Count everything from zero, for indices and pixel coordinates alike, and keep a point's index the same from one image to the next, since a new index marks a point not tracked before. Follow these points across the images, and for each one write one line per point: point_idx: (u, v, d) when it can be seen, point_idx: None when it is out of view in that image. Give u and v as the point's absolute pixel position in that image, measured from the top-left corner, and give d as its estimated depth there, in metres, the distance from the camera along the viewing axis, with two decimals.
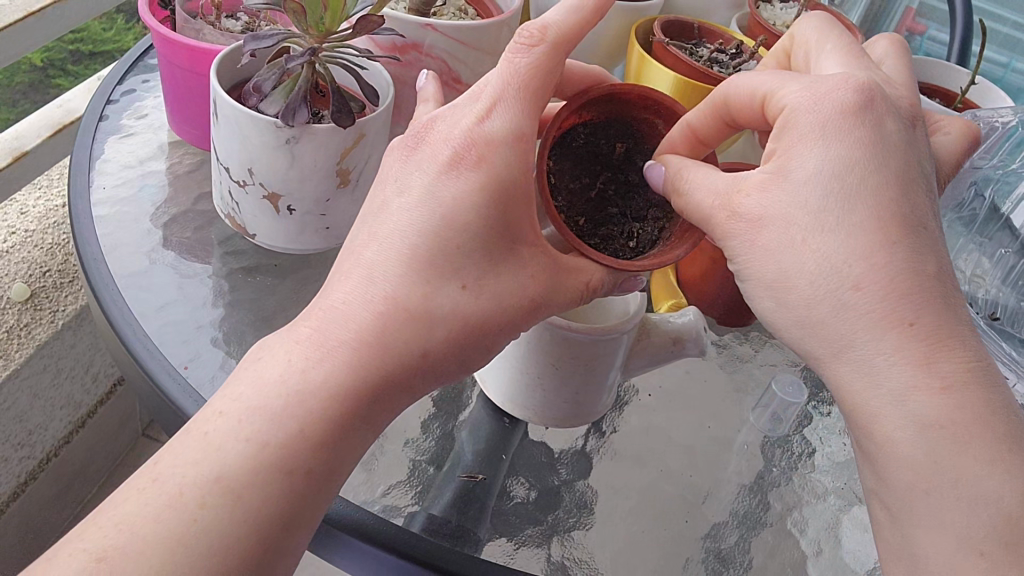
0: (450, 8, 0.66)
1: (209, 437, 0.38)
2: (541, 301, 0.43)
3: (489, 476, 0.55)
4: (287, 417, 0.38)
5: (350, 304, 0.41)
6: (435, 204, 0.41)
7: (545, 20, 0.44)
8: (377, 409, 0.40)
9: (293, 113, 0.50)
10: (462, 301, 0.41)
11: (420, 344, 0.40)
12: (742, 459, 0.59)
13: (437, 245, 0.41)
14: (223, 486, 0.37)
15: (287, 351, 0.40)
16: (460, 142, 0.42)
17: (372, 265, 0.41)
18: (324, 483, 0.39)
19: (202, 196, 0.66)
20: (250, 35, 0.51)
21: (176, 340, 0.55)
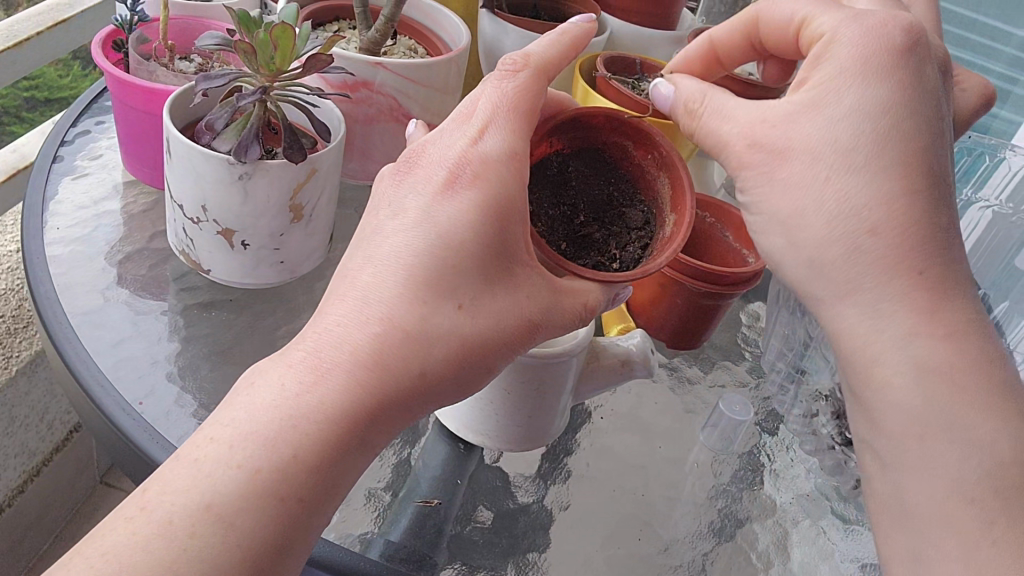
0: (400, 46, 0.68)
1: (198, 463, 0.38)
2: (539, 320, 0.45)
3: (445, 501, 0.55)
4: (281, 443, 0.38)
5: (345, 327, 0.41)
6: (432, 224, 0.43)
7: (528, 51, 0.47)
8: (373, 433, 0.41)
9: (245, 149, 0.51)
10: (460, 321, 0.42)
11: (419, 364, 0.41)
12: (694, 479, 0.61)
13: (432, 265, 0.42)
14: (214, 512, 0.37)
15: (281, 375, 0.40)
16: (453, 163, 0.44)
17: (368, 287, 0.42)
18: (317, 512, 0.39)
19: (156, 234, 0.67)
20: (201, 75, 0.52)
21: (130, 376, 0.55)
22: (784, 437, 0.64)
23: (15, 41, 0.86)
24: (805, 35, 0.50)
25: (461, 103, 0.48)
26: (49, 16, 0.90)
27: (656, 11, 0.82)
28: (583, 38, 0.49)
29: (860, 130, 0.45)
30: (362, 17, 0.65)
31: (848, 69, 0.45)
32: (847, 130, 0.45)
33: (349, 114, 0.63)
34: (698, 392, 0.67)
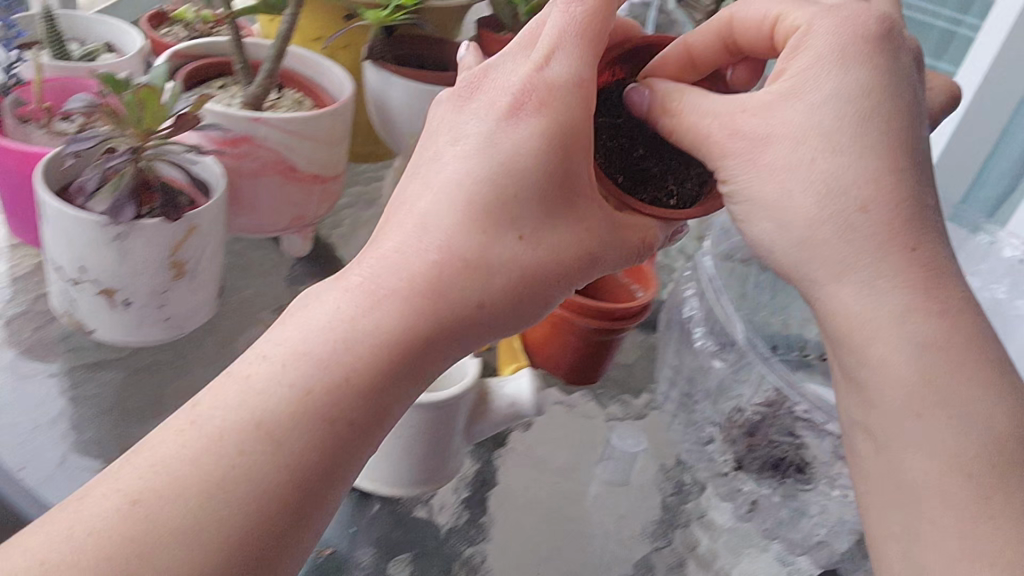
0: (287, 99, 0.68)
1: (250, 381, 0.38)
2: (597, 252, 0.46)
3: (343, 549, 0.55)
4: (337, 365, 0.38)
5: (404, 253, 0.41)
6: (492, 149, 0.43)
7: (550, 34, 0.45)
8: (428, 361, 0.40)
9: (118, 210, 0.51)
10: (519, 249, 0.42)
11: (477, 292, 0.41)
12: (594, 513, 0.62)
13: (489, 191, 0.42)
14: (264, 432, 0.36)
15: (339, 297, 0.40)
16: (520, 89, 0.44)
17: (423, 215, 0.42)
18: (363, 444, 0.38)
19: (35, 294, 0.65)
20: (69, 138, 0.52)
21: (11, 444, 0.53)
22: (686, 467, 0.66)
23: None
24: (781, 28, 0.49)
25: (493, 78, 0.45)
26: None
27: None
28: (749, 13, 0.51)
29: (844, 161, 0.45)
30: (243, 71, 0.66)
31: (827, 52, 0.46)
32: (832, 112, 0.45)
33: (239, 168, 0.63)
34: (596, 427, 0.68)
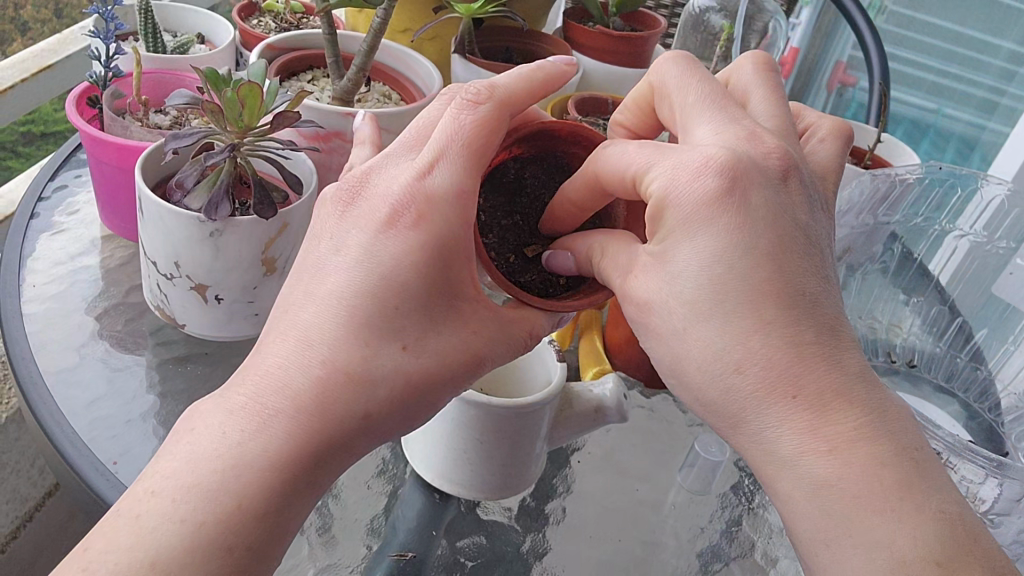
0: (374, 93, 0.73)
1: (142, 520, 0.37)
2: (486, 351, 0.42)
3: (421, 554, 0.53)
4: (207, 523, 0.36)
5: (286, 369, 0.39)
6: (372, 263, 0.40)
7: (429, 186, 0.41)
8: (319, 476, 0.39)
9: (215, 208, 0.51)
10: (401, 362, 0.39)
11: (361, 406, 0.39)
12: (674, 521, 0.59)
13: (298, 395, 0.38)
14: (158, 569, 0.35)
15: (222, 423, 0.39)
16: (398, 200, 0.41)
17: (309, 328, 0.40)
18: (269, 554, 0.38)
19: (134, 287, 0.67)
20: (171, 135, 0.52)
21: (105, 437, 0.55)
22: None
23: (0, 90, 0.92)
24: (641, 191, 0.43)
25: (410, 125, 0.45)
26: (32, 62, 0.95)
27: (628, 50, 0.82)
28: (549, 78, 0.46)
29: (697, 252, 0.40)
30: (334, 66, 0.68)
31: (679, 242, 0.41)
32: (707, 282, 0.40)
33: (324, 164, 0.64)
34: (677, 432, 0.66)
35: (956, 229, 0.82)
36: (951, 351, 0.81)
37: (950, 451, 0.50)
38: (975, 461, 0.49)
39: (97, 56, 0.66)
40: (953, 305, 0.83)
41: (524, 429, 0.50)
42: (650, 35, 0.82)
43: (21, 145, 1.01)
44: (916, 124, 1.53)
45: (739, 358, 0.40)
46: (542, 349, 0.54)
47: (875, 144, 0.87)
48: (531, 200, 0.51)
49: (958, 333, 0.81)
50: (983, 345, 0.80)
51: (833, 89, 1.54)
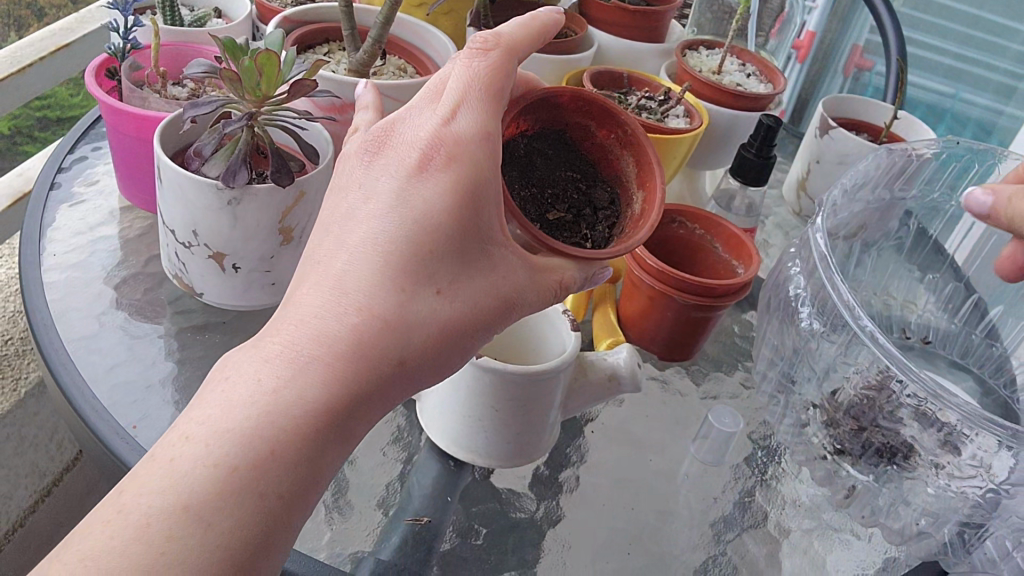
0: (390, 66, 0.73)
1: (174, 464, 0.37)
2: (513, 297, 0.44)
3: (436, 520, 0.54)
4: (245, 466, 0.37)
5: (321, 316, 0.39)
6: (405, 207, 0.40)
7: (457, 129, 0.41)
8: (353, 421, 0.40)
9: (233, 174, 0.52)
10: (436, 307, 0.41)
11: (398, 351, 0.40)
12: (686, 490, 0.60)
13: (337, 338, 0.39)
14: (191, 513, 0.36)
15: (256, 369, 0.39)
16: (426, 144, 0.41)
17: (343, 273, 0.40)
18: (300, 505, 0.38)
19: (152, 257, 0.68)
20: (189, 102, 0.53)
21: (125, 402, 0.56)
22: (776, 448, 0.64)
23: (18, 66, 0.93)
24: None
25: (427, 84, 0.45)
26: (51, 42, 0.97)
27: (644, 25, 0.82)
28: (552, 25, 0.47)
29: None
30: (350, 39, 0.68)
31: None
32: None
33: (340, 136, 0.65)
34: (690, 404, 0.67)
35: None
36: (966, 327, 0.81)
37: (967, 425, 0.50)
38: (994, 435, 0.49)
39: (115, 28, 0.67)
40: (968, 283, 0.82)
41: (539, 391, 0.50)
42: (665, 10, 0.82)
43: (37, 130, 1.04)
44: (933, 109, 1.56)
45: None
46: (555, 318, 0.54)
47: (892, 122, 0.86)
48: (542, 174, 0.51)
49: (973, 310, 0.81)
50: (997, 324, 0.79)
51: (850, 74, 1.60)
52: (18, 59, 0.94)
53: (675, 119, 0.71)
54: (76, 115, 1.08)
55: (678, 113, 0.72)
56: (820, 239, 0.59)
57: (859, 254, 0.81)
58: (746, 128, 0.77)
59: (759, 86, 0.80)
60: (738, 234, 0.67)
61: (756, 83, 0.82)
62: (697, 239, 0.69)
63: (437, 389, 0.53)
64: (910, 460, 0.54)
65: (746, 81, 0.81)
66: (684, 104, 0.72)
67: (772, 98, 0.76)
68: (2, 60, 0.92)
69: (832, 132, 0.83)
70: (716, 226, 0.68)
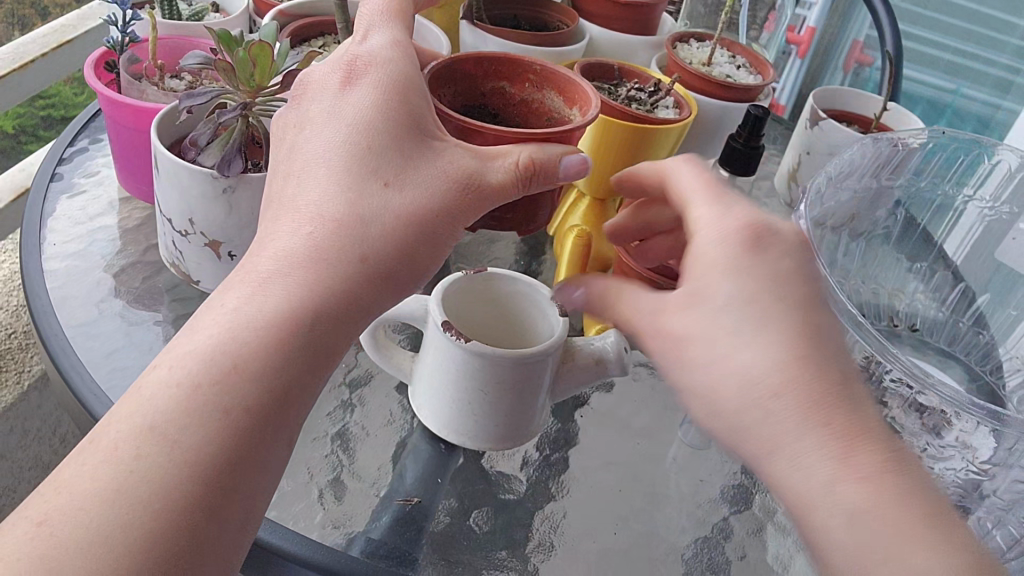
0: None
1: (140, 398, 0.39)
2: (468, 191, 0.47)
3: (426, 500, 0.55)
4: (210, 372, 0.39)
5: (284, 237, 0.44)
6: (345, 120, 0.48)
7: (370, 57, 0.51)
8: (323, 332, 0.43)
9: (228, 164, 0.53)
10: (387, 197, 0.45)
11: (358, 243, 0.44)
12: (675, 473, 0.61)
13: (302, 238, 0.44)
14: (156, 434, 0.37)
15: (224, 301, 0.43)
16: (348, 71, 0.50)
17: (300, 197, 0.45)
18: (272, 422, 0.40)
19: (150, 247, 0.69)
20: (186, 93, 0.54)
21: (123, 385, 0.58)
22: None
23: (20, 63, 0.94)
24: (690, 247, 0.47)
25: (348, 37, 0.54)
26: (53, 38, 0.98)
27: (635, 17, 0.83)
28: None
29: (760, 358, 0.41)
30: (344, 32, 0.69)
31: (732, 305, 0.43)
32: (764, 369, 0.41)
33: None
34: None
35: (964, 194, 0.82)
36: (953, 316, 0.82)
37: (952, 409, 0.51)
38: (981, 421, 0.49)
39: (114, 21, 0.68)
40: (956, 272, 0.84)
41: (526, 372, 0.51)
42: (657, 2, 0.83)
43: (40, 129, 1.06)
44: (934, 104, 1.66)
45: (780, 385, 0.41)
46: (544, 304, 0.55)
47: (881, 113, 0.87)
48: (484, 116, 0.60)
49: (960, 299, 0.82)
50: (985, 311, 0.81)
51: (850, 70, 1.69)
52: (21, 55, 0.95)
53: (664, 110, 0.72)
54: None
55: (667, 103, 0.73)
56: (804, 227, 0.60)
57: (849, 245, 0.81)
58: (735, 119, 0.78)
59: (749, 77, 0.81)
60: None
61: (746, 74, 0.83)
62: None
63: (427, 373, 0.54)
64: None
65: (736, 73, 0.82)
66: (673, 95, 0.74)
67: (761, 89, 0.77)
68: (5, 57, 0.94)
69: (821, 124, 0.85)
70: None
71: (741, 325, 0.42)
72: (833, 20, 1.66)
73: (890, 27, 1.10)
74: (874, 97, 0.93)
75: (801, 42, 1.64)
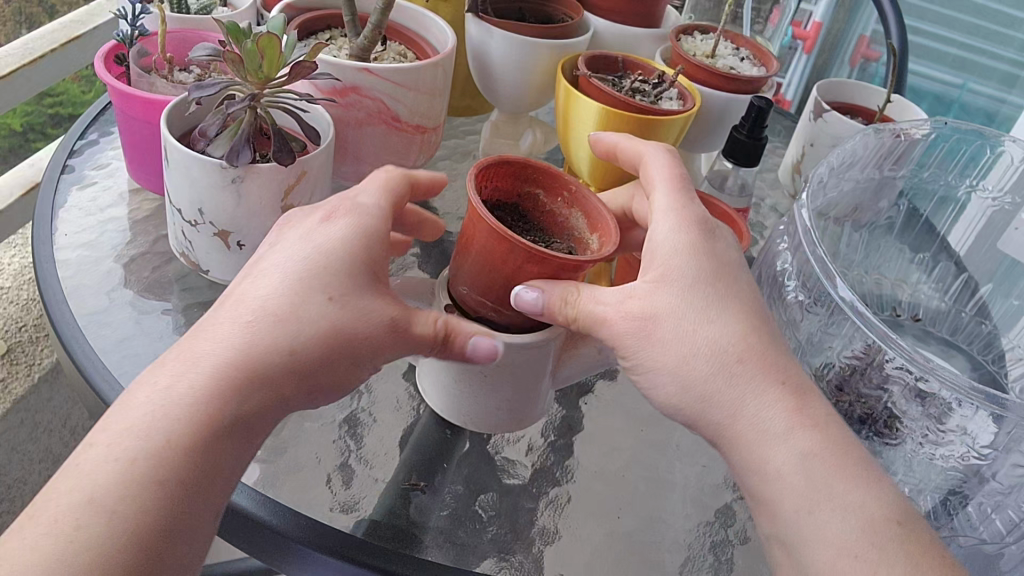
0: (391, 51, 0.75)
1: (82, 463, 0.41)
2: (398, 328, 0.47)
3: (432, 484, 0.56)
4: (141, 455, 0.41)
5: (224, 334, 0.45)
6: (310, 242, 0.48)
7: (359, 198, 0.52)
8: (240, 429, 0.44)
9: (236, 154, 0.54)
10: (326, 310, 0.46)
11: (286, 346, 0.44)
12: (679, 460, 0.62)
13: (240, 343, 0.44)
14: (95, 505, 0.39)
15: (159, 381, 0.44)
16: (330, 207, 0.51)
17: (245, 298, 0.46)
18: (190, 502, 0.41)
19: (160, 237, 0.70)
20: (195, 84, 0.55)
21: (134, 372, 0.58)
22: None
23: (30, 58, 0.95)
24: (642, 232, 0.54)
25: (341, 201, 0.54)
26: (64, 33, 1.00)
27: (639, 10, 0.84)
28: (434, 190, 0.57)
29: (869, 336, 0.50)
30: (352, 25, 0.70)
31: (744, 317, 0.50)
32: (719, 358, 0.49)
33: (342, 119, 0.67)
34: None
35: (968, 185, 0.83)
36: (955, 306, 0.84)
37: (953, 396, 0.51)
38: (981, 406, 0.50)
39: (124, 15, 0.69)
40: (959, 261, 0.85)
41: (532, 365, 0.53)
42: None
43: (49, 126, 1.07)
44: (940, 98, 1.66)
45: (737, 355, 0.49)
46: None
47: (885, 105, 0.88)
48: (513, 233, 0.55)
49: (963, 289, 0.84)
50: (987, 300, 0.83)
51: (856, 65, 1.69)
52: (33, 49, 0.96)
53: (669, 102, 0.72)
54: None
55: (671, 95, 0.73)
56: (804, 214, 0.60)
57: (851, 236, 0.82)
58: (738, 111, 0.79)
59: (753, 70, 0.82)
60: (730, 212, 0.68)
61: (750, 66, 0.83)
62: None
63: (430, 360, 0.55)
64: (893, 428, 0.56)
65: (740, 65, 0.83)
66: (677, 88, 0.74)
67: (764, 81, 0.77)
68: (15, 52, 0.95)
69: (825, 115, 0.85)
70: (709, 205, 0.70)
71: (707, 306, 0.50)
72: (840, 16, 1.66)
73: (895, 19, 1.11)
74: (878, 88, 0.93)
75: (808, 37, 1.64)
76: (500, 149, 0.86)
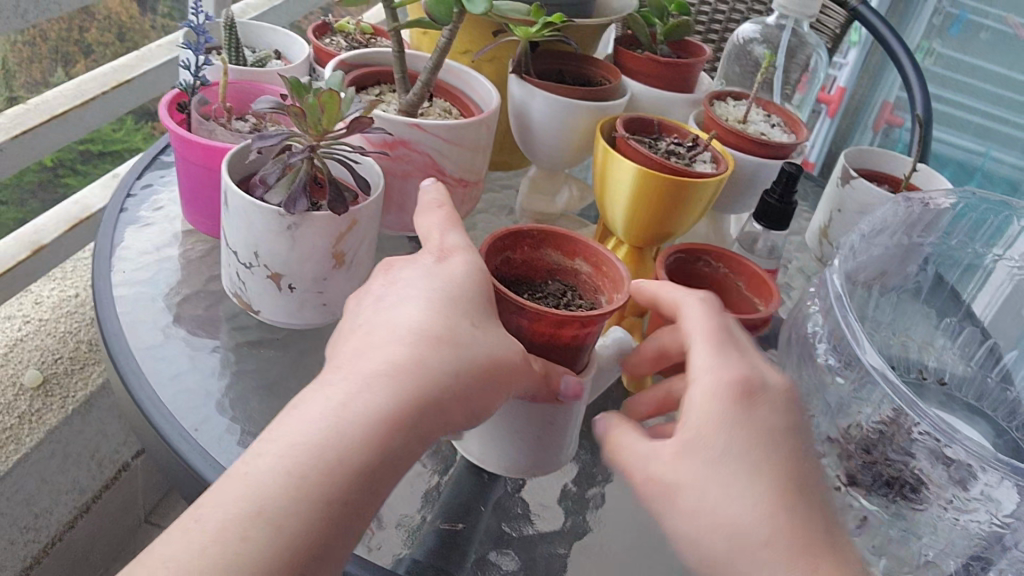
0: (437, 108, 0.78)
1: (249, 476, 0.42)
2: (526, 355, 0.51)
3: (468, 526, 0.58)
4: (308, 471, 0.42)
5: (380, 358, 0.47)
6: (438, 283, 0.51)
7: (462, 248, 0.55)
8: (400, 452, 0.45)
9: (293, 202, 0.57)
10: (473, 341, 0.49)
11: (442, 374, 0.47)
12: None
13: (398, 366, 0.46)
14: (265, 516, 0.41)
15: (321, 403, 0.45)
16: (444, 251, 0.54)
17: (393, 327, 0.49)
18: (350, 520, 0.43)
19: (211, 278, 0.74)
20: (258, 135, 0.58)
21: (187, 407, 0.61)
22: None
23: (82, 100, 1.00)
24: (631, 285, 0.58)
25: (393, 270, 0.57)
26: (111, 77, 1.04)
27: (676, 74, 0.87)
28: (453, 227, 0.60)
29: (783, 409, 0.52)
30: (402, 82, 0.74)
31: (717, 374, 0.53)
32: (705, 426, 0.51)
33: (390, 170, 0.70)
34: None
35: (992, 254, 0.86)
36: (980, 371, 0.84)
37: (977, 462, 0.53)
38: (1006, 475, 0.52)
39: (188, 67, 0.73)
40: (984, 329, 0.86)
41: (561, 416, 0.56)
42: (695, 61, 0.87)
43: (78, 163, 1.11)
44: (965, 166, 1.71)
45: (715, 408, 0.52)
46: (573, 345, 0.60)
47: (910, 173, 0.90)
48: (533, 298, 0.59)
49: (988, 355, 0.84)
50: (1012, 368, 0.83)
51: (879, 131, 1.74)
52: (86, 93, 1.01)
53: (701, 163, 0.75)
54: (119, 150, 1.16)
55: (703, 158, 0.76)
56: (834, 280, 0.63)
57: (875, 299, 0.84)
58: (769, 175, 0.82)
59: (782, 136, 0.85)
60: (760, 273, 0.71)
61: (779, 132, 0.86)
62: (719, 277, 0.73)
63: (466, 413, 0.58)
64: (919, 492, 0.57)
65: (769, 130, 0.86)
66: (710, 151, 0.77)
67: (793, 147, 0.80)
68: (68, 95, 1.00)
69: (852, 182, 0.87)
70: (739, 265, 0.72)
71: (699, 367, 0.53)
72: (863, 82, 1.71)
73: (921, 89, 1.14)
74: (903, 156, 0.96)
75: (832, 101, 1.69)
76: (535, 204, 0.89)
